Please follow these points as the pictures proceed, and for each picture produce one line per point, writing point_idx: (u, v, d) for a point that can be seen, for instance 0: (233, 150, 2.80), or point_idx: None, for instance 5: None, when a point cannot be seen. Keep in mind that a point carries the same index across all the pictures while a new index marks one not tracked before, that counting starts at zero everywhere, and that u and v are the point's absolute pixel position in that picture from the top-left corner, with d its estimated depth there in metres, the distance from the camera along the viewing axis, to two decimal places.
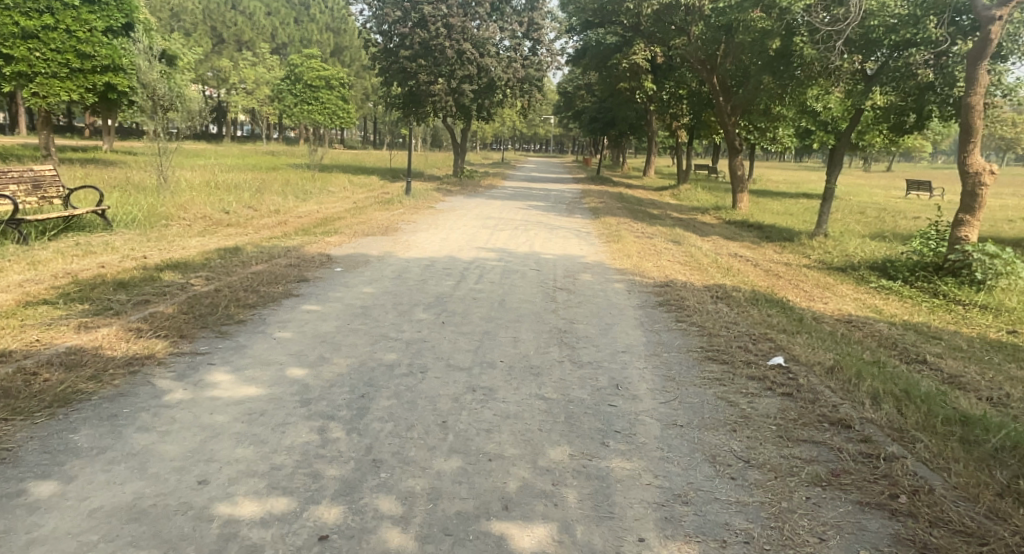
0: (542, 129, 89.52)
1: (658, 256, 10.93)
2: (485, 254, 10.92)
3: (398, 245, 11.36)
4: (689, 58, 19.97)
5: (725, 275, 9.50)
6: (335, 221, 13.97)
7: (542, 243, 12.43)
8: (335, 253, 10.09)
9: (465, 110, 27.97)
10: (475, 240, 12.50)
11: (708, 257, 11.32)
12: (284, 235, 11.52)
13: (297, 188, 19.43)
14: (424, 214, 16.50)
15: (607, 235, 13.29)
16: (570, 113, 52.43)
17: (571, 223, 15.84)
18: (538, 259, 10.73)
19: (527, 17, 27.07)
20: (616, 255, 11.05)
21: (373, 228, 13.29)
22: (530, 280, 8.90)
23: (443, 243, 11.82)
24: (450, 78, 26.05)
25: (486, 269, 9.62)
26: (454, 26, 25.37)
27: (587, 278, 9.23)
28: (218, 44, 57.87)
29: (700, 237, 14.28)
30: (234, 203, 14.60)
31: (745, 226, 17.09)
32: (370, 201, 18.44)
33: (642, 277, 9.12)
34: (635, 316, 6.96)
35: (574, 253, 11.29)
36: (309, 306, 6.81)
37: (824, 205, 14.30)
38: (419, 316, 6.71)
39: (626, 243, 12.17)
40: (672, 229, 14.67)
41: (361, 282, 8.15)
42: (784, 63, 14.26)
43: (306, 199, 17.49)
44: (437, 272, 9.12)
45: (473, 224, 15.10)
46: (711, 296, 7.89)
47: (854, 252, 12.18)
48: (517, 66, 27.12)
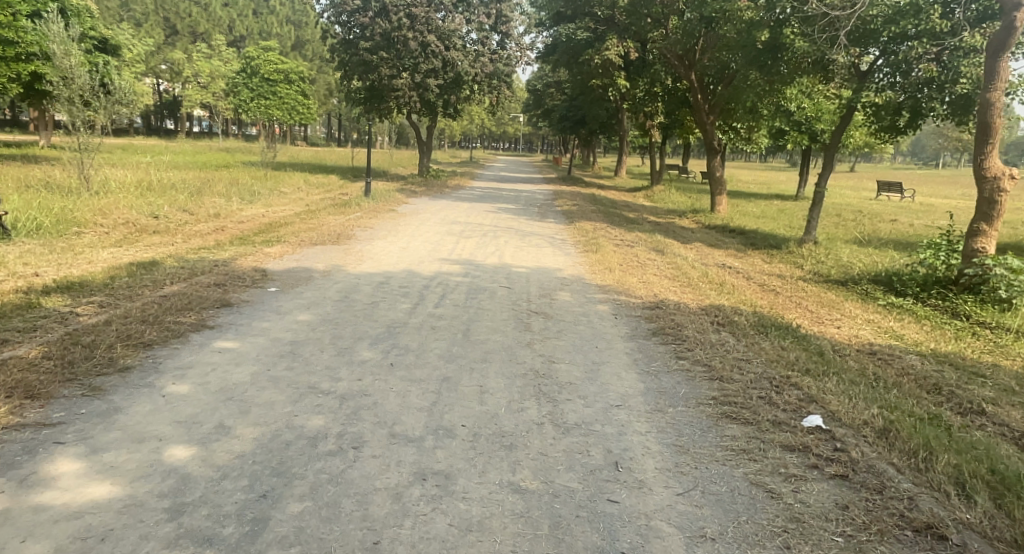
0: (511, 128, 88.27)
1: (641, 269, 9.77)
2: (447, 267, 9.65)
3: (349, 257, 10.02)
4: (665, 53, 19.02)
5: (718, 292, 8.39)
6: (281, 226, 12.57)
7: (511, 253, 11.17)
8: (273, 268, 8.74)
9: (430, 106, 26.64)
10: (438, 250, 11.20)
11: (695, 269, 10.23)
12: (218, 246, 10.10)
13: (244, 188, 17.89)
14: (384, 219, 15.17)
15: (583, 244, 12.13)
16: (539, 111, 51.27)
17: (543, 229, 14.61)
18: (507, 273, 9.47)
19: (495, 9, 25.83)
20: (594, 268, 9.87)
21: (324, 235, 11.92)
22: (499, 301, 7.66)
23: (401, 254, 10.50)
24: (413, 72, 24.68)
25: (449, 286, 8.35)
26: (418, 17, 24.08)
27: (565, 297, 8.03)
28: (171, 36, 55.28)
29: (683, 245, 13.21)
30: (166, 207, 13.08)
31: (727, 231, 16.13)
32: (324, 203, 17.00)
33: (627, 297, 7.94)
34: (626, 352, 5.77)
35: (548, 265, 10.09)
36: (224, 343, 5.48)
37: (813, 211, 13.13)
38: (363, 355, 5.42)
39: (604, 254, 11.00)
40: (653, 237, 13.58)
41: (298, 306, 6.84)
42: (773, 57, 13.01)
43: (253, 201, 16.02)
44: (391, 292, 7.84)
45: (436, 230, 13.82)
46: (711, 321, 6.72)
47: (850, 263, 11.18)
48: (485, 60, 25.86)
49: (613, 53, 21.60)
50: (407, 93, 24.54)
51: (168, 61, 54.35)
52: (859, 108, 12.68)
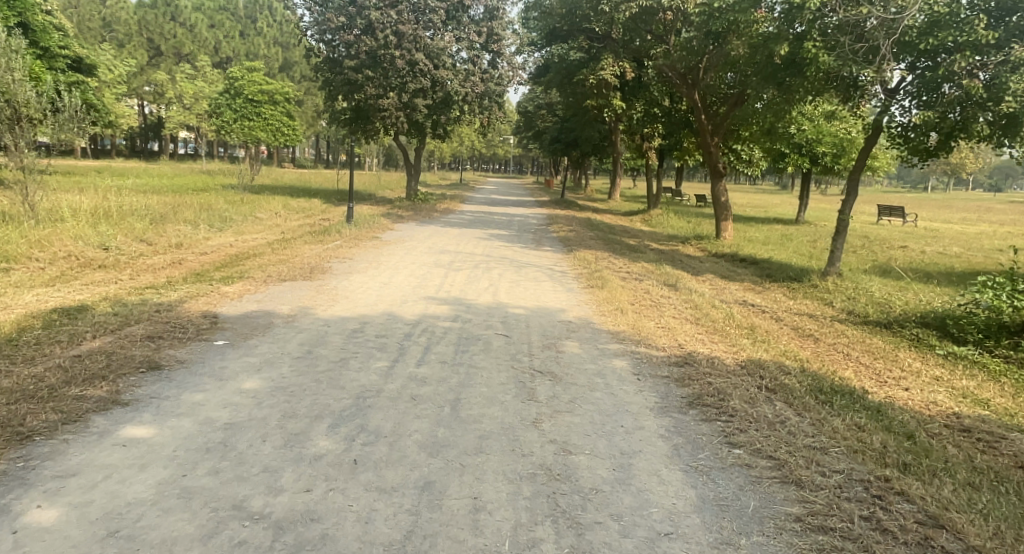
0: (501, 150, 87.61)
1: (656, 310, 8.53)
2: (433, 308, 8.35)
3: (322, 296, 8.72)
4: (666, 72, 18.10)
5: (751, 340, 7.15)
6: (248, 258, 11.29)
7: (507, 290, 9.90)
8: (228, 313, 7.44)
9: (418, 126, 25.59)
10: (424, 285, 9.90)
11: (715, 309, 9.00)
12: (168, 283, 8.80)
13: (215, 214, 16.62)
14: (366, 247, 13.92)
15: (587, 278, 10.90)
16: (530, 133, 50.45)
17: (540, 259, 13.37)
18: (504, 316, 8.18)
19: (486, 27, 24.85)
20: (603, 309, 8.60)
21: (296, 268, 10.63)
22: (495, 356, 6.34)
23: (380, 292, 9.20)
24: (401, 91, 23.65)
25: (435, 335, 7.04)
26: (406, 34, 22.95)
27: (574, 348, 6.72)
28: (155, 57, 54.67)
29: (695, 277, 12.02)
30: (121, 237, 11.79)
31: (738, 261, 15.01)
32: (302, 231, 15.73)
33: (648, 349, 6.66)
34: (662, 435, 4.47)
35: (550, 305, 8.82)
36: (133, 431, 4.14)
37: (836, 240, 11.96)
38: (319, 446, 4.07)
39: (611, 291, 9.75)
40: (661, 269, 12.39)
41: (247, 368, 5.53)
42: (791, 72, 12.00)
43: (222, 229, 14.74)
44: (366, 344, 6.53)
45: (423, 260, 12.54)
46: (759, 385, 5.44)
47: (887, 300, 9.99)
48: (475, 80, 24.75)
49: (609, 72, 20.61)
50: (394, 113, 23.60)
51: (151, 83, 53.55)
52: (888, 124, 11.63)
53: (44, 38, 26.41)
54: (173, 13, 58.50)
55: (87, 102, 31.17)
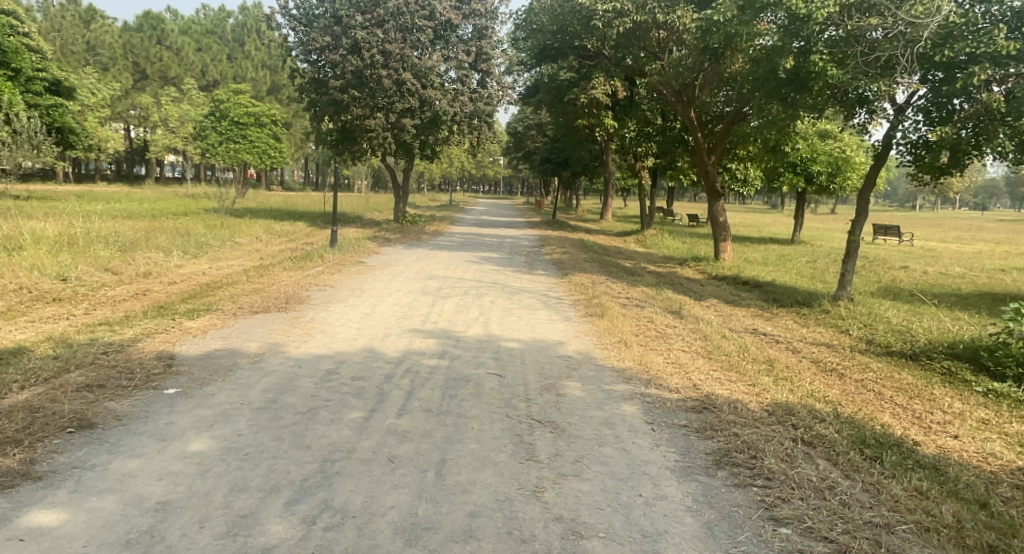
0: (491, 170, 87.15)
1: (664, 343, 7.78)
2: (419, 343, 7.58)
3: (296, 330, 7.94)
4: (661, 90, 17.64)
5: (772, 378, 6.41)
6: (220, 287, 10.51)
7: (500, 320, 9.14)
8: (186, 353, 6.65)
9: (407, 147, 24.99)
10: (409, 316, 9.14)
11: (725, 340, 8.29)
12: (126, 318, 8.02)
13: (191, 239, 15.85)
14: (349, 273, 13.17)
15: (585, 305, 10.16)
16: (521, 154, 50.01)
17: (534, 284, 12.64)
18: (496, 350, 7.40)
19: (475, 46, 24.34)
20: (604, 342, 7.84)
21: (270, 298, 9.86)
22: (488, 402, 5.55)
23: (361, 325, 8.42)
24: (388, 111, 23.08)
25: (420, 375, 6.27)
26: (393, 53, 22.37)
27: (576, 391, 5.96)
28: (140, 80, 54.14)
29: (699, 303, 11.32)
30: (83, 266, 11.02)
31: (740, 284, 14.36)
32: (282, 256, 14.96)
33: (659, 390, 5.91)
34: (688, 508, 3.71)
35: (546, 337, 8.06)
36: (39, 517, 3.37)
37: (847, 263, 11.30)
38: (270, 535, 3.30)
39: (612, 320, 9.02)
40: (662, 295, 11.69)
41: (197, 424, 4.74)
42: (796, 88, 11.46)
43: (197, 255, 13.97)
44: (340, 389, 5.74)
45: (408, 287, 11.77)
46: (794, 437, 4.69)
47: (907, 328, 9.30)
48: (464, 99, 24.12)
49: (599, 92, 20.10)
50: (381, 133, 22.97)
51: (136, 106, 52.99)
52: (900, 141, 11.03)
53: (13, 58, 27.43)
54: (159, 37, 58.13)
55: (65, 125, 30.72)
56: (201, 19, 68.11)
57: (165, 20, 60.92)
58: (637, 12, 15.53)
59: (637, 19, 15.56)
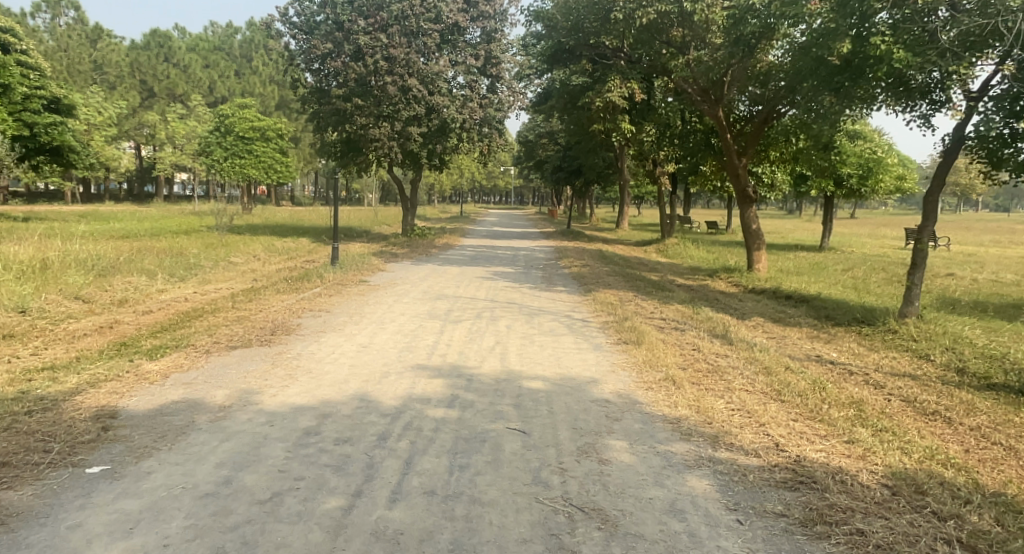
0: (501, 181, 86.15)
1: (720, 380, 6.39)
2: (424, 385, 6.25)
3: (276, 371, 6.64)
4: (685, 87, 16.49)
5: (871, 431, 5.03)
6: (199, 316, 9.28)
7: (518, 351, 7.80)
8: (133, 407, 5.38)
9: (414, 157, 23.83)
10: (413, 347, 7.82)
11: (790, 373, 6.90)
12: (77, 359, 6.79)
13: (182, 260, 14.71)
14: (349, 295, 11.91)
15: (615, 331, 8.82)
16: (531, 163, 48.86)
17: (554, 303, 11.29)
18: (517, 394, 6.04)
19: (484, 49, 23.20)
20: (646, 380, 6.47)
21: (254, 328, 8.60)
22: (510, 477, 4.20)
23: (354, 361, 7.11)
24: (393, 119, 21.93)
25: (421, 433, 4.94)
26: (397, 59, 21.23)
27: (623, 454, 4.60)
28: (147, 98, 53.68)
29: (744, 324, 9.94)
30: (49, 295, 9.86)
31: (783, 299, 12.93)
32: (278, 276, 13.75)
33: (732, 453, 4.53)
34: None
35: (575, 375, 6.70)
36: None
37: (914, 274, 9.89)
38: None
39: (652, 350, 7.65)
40: (701, 315, 10.31)
41: (112, 528, 3.46)
42: (850, 77, 10.08)
43: (183, 277, 12.79)
44: (318, 459, 4.43)
45: (413, 310, 10.47)
46: (949, 542, 3.32)
47: (1001, 354, 7.85)
48: (473, 105, 22.95)
49: (615, 95, 18.93)
50: (386, 143, 21.81)
51: (143, 125, 52.49)
52: (973, 137, 9.50)
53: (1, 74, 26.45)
54: (166, 55, 57.82)
55: (65, 143, 29.81)
56: (209, 36, 67.97)
57: (173, 38, 60.60)
58: (661, 2, 14.29)
59: (661, 8, 14.32)
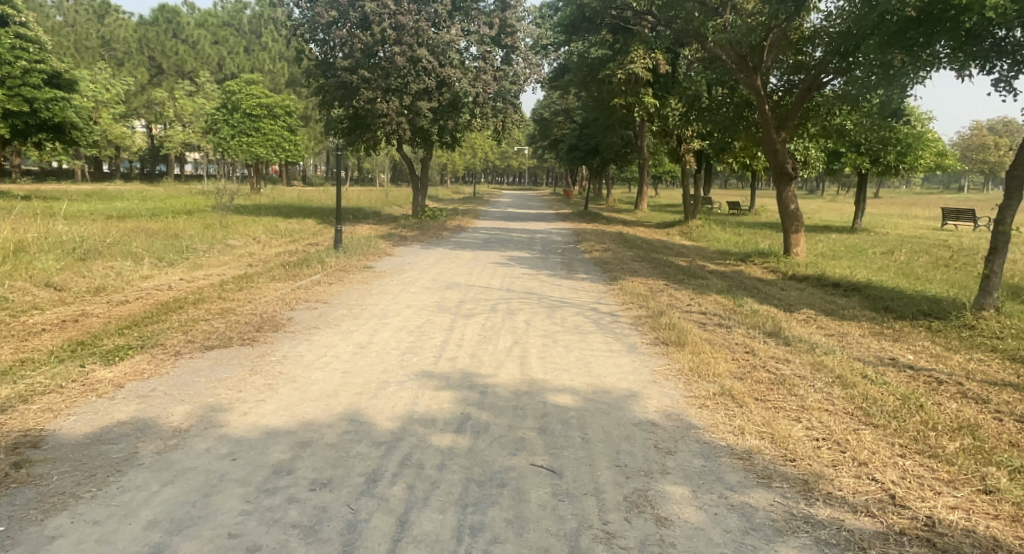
0: (515, 161, 84.50)
1: (789, 396, 5.26)
2: (427, 402, 5.14)
3: (253, 379, 5.55)
4: (718, 54, 15.14)
5: (1007, 474, 3.90)
6: (179, 307, 8.20)
7: (540, 353, 6.69)
8: (66, 432, 4.31)
9: (424, 133, 22.64)
10: (417, 349, 6.72)
11: (867, 383, 5.75)
12: (21, 362, 5.73)
13: (174, 242, 13.67)
14: (351, 283, 10.81)
15: (652, 328, 7.67)
16: (546, 141, 47.41)
17: (577, 293, 10.15)
18: (543, 412, 4.93)
19: (498, 17, 21.83)
20: (699, 394, 5.33)
21: (238, 323, 7.52)
22: (540, 547, 3.10)
23: (346, 367, 6.00)
24: (402, 93, 20.74)
25: (421, 474, 3.83)
26: (406, 27, 19.95)
27: (686, 509, 3.48)
28: (156, 76, 52.81)
29: (795, 319, 8.76)
30: (16, 282, 8.82)
31: (829, 287, 11.71)
32: (275, 261, 12.66)
33: (837, 511, 3.43)
34: None
35: (611, 387, 5.56)
36: None
37: (993, 261, 8.73)
38: None
39: (699, 352, 6.51)
40: (744, 308, 9.15)
41: None
42: (926, 31, 8.72)
43: (171, 262, 11.74)
44: (283, 514, 3.34)
45: (420, 301, 9.36)
46: None
47: None
48: (487, 78, 21.70)
49: (637, 64, 20.20)
50: (394, 119, 20.63)
51: (152, 102, 51.62)
52: None
53: None
54: (175, 31, 56.74)
55: (66, 120, 28.77)
56: (219, 12, 66.81)
57: (181, 14, 59.47)
58: None
59: None
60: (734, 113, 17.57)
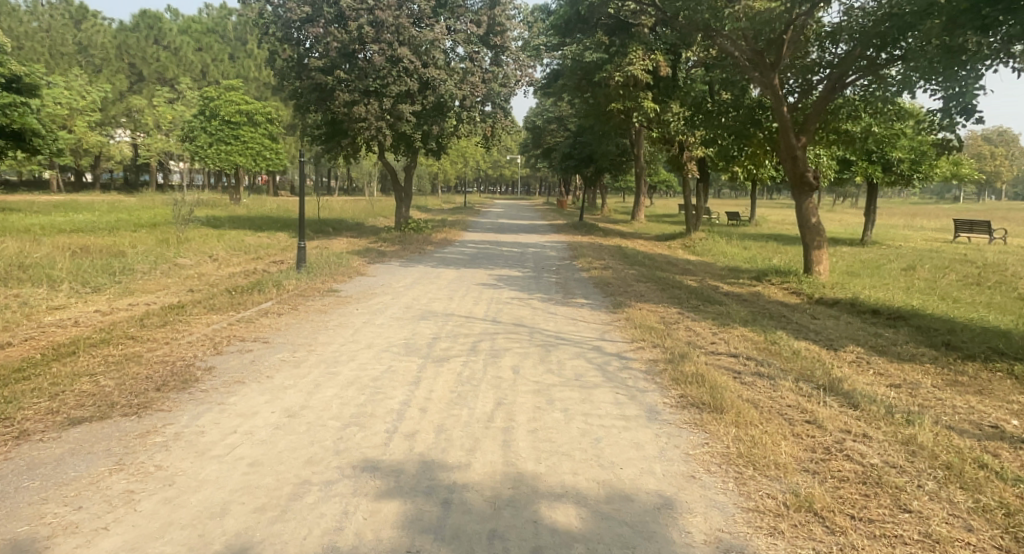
0: (508, 170, 83.00)
1: (898, 509, 3.55)
2: (358, 527, 3.39)
3: (110, 483, 3.80)
4: (731, 50, 13.49)
5: None
6: (69, 353, 6.42)
7: (530, 424, 4.95)
8: None
9: (407, 139, 20.98)
10: (364, 420, 4.97)
11: (992, 477, 4.03)
12: None
13: (112, 263, 11.90)
14: (305, 313, 9.05)
15: (675, 380, 5.98)
16: (538, 150, 45.88)
17: (576, 326, 8.44)
18: (534, 547, 3.21)
19: (486, 15, 20.24)
20: (764, 505, 3.63)
21: (136, 378, 5.75)
22: None
23: (257, 456, 4.25)
24: (382, 96, 19.07)
25: None
26: (385, 24, 18.35)
27: None
28: (136, 83, 51.04)
29: (846, 362, 7.07)
30: None
31: (867, 315, 10.03)
32: (224, 285, 10.92)
33: None
34: None
35: (634, 491, 3.83)
36: None
37: None
38: None
39: (744, 423, 4.77)
40: (780, 346, 7.46)
41: None
42: (1006, 7, 6.90)
43: (97, 288, 9.98)
44: None
45: (383, 339, 7.62)
46: None
47: None
48: (475, 80, 20.07)
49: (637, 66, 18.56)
50: (373, 123, 18.89)
51: (131, 110, 49.85)
52: None
53: None
54: (156, 37, 55.01)
55: (28, 127, 26.94)
56: (204, 18, 65.14)
57: (164, 20, 57.77)
58: None
59: None
60: (745, 117, 15.97)
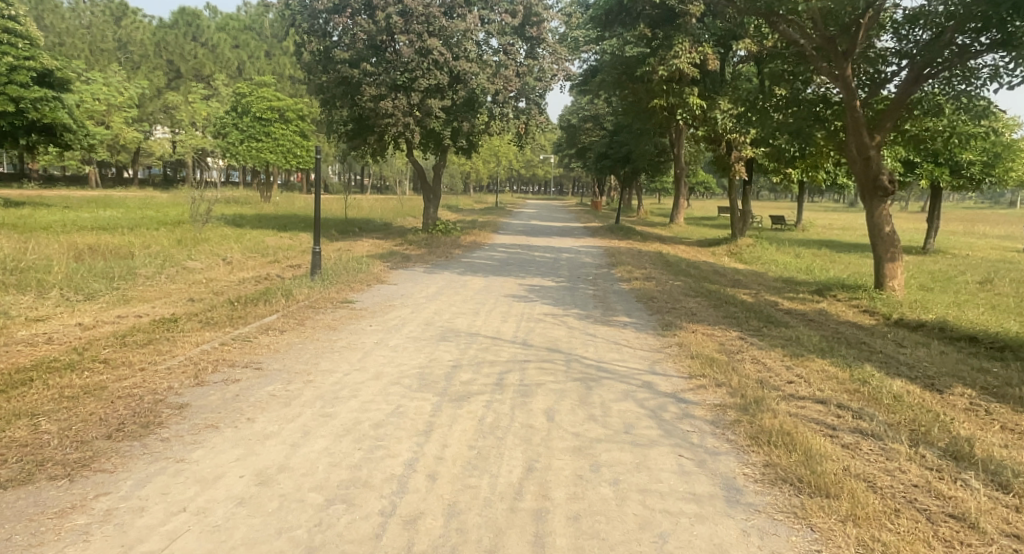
0: (541, 170, 81.66)
1: None
2: None
3: None
4: (795, 38, 12.05)
5: None
6: (21, 383, 5.39)
7: (572, 507, 3.71)
8: None
9: (436, 136, 19.90)
10: (354, 494, 3.80)
11: None
12: None
13: (116, 266, 11.00)
14: (311, 330, 7.94)
15: (755, 438, 4.70)
16: (574, 150, 44.54)
17: (621, 354, 7.18)
18: None
19: (522, 5, 19.12)
20: None
21: (87, 422, 4.69)
22: None
23: None
24: (410, 90, 18.02)
25: None
26: (414, 12, 17.34)
27: None
28: (173, 79, 51.06)
29: (961, 411, 5.69)
30: None
31: (963, 343, 8.54)
32: (230, 293, 9.92)
33: None
34: None
35: None
36: None
37: None
38: None
39: (867, 519, 3.50)
40: (874, 388, 6.09)
41: None
42: None
43: (89, 296, 9.03)
44: None
45: (396, 368, 6.45)
46: None
47: None
48: (509, 74, 18.96)
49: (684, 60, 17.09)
50: (401, 119, 17.84)
51: (167, 107, 49.85)
52: None
53: None
54: (194, 34, 55.02)
55: (58, 121, 26.46)
56: (242, 16, 65.12)
57: (202, 17, 57.77)
58: None
59: None
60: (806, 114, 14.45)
